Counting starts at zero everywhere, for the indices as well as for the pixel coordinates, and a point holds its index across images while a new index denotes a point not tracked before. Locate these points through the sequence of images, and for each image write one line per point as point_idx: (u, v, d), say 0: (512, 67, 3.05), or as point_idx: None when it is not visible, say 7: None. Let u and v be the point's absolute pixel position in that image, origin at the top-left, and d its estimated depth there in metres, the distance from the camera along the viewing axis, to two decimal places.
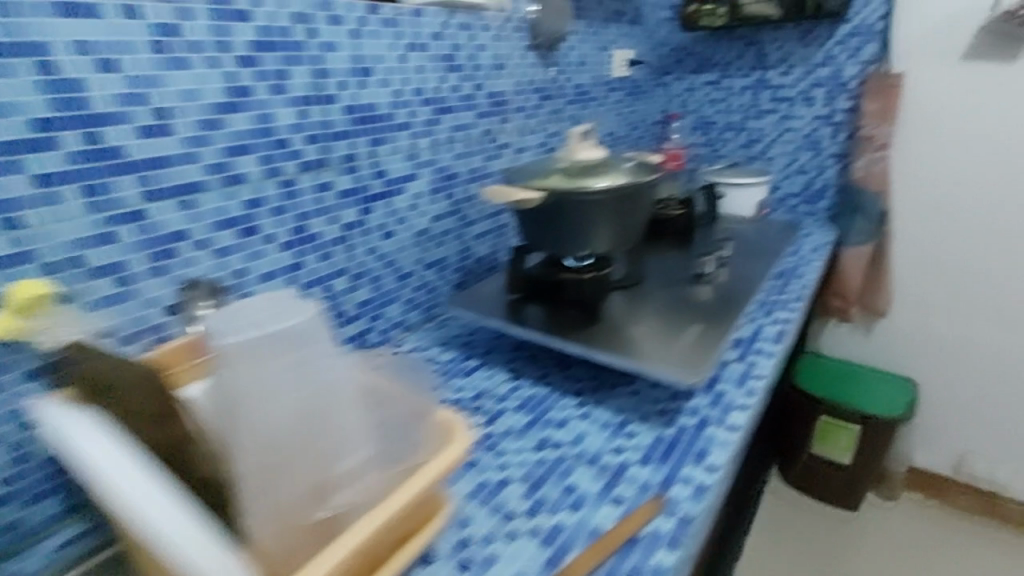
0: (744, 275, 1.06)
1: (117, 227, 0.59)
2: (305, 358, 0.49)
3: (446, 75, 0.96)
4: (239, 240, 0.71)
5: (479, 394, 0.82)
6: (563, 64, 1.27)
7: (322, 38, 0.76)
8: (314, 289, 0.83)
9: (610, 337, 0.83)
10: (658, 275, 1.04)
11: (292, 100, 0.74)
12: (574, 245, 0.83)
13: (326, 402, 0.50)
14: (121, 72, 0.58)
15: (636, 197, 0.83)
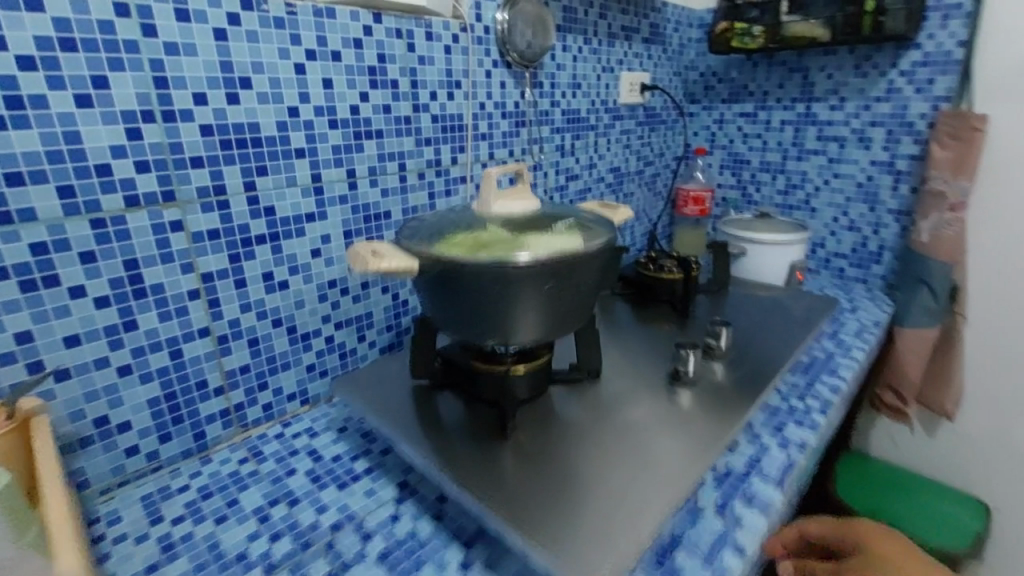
0: (746, 375, 0.78)
1: None
2: None
3: (368, 91, 0.77)
4: (22, 293, 0.55)
5: (338, 516, 0.61)
6: (547, 84, 1.05)
7: (167, 38, 0.58)
8: (152, 353, 0.66)
9: (520, 466, 0.60)
10: (626, 372, 0.79)
11: (115, 114, 0.56)
12: (486, 329, 0.60)
13: None
14: None
15: (575, 274, 0.60)
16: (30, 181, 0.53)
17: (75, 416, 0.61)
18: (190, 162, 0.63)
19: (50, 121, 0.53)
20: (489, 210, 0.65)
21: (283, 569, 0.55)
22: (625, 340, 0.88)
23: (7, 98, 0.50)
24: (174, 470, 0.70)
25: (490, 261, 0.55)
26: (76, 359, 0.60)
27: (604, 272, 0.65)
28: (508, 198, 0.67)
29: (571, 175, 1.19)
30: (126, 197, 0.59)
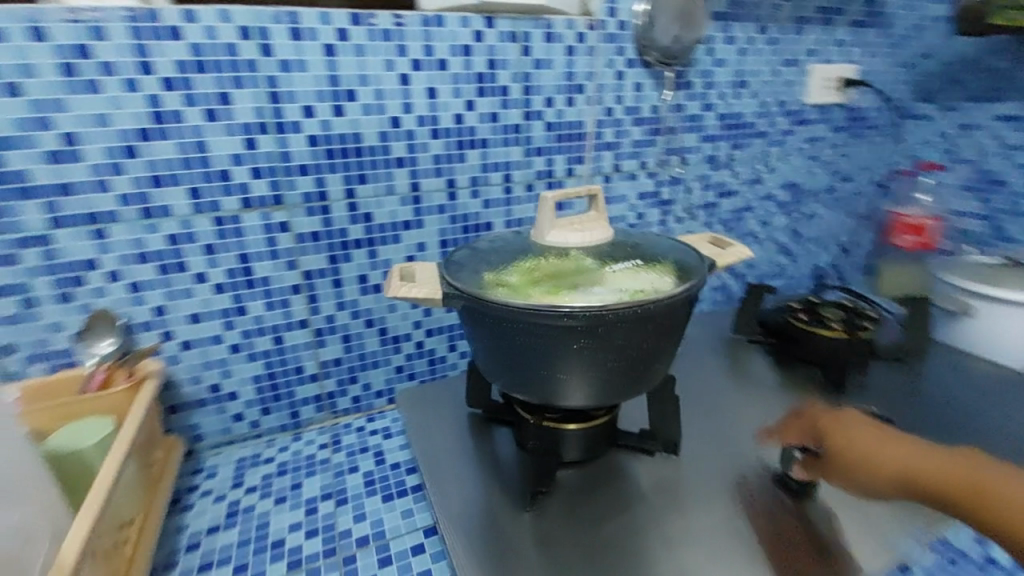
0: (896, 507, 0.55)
1: (17, 250, 0.61)
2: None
3: (474, 99, 0.74)
4: (160, 275, 0.67)
5: (368, 530, 0.61)
6: (698, 85, 0.90)
7: (282, 55, 0.63)
8: (258, 337, 0.74)
9: (524, 539, 0.52)
10: (717, 454, 0.63)
11: (236, 127, 0.64)
12: (527, 379, 0.53)
13: None
14: (20, 96, 0.56)
15: (636, 327, 0.51)
16: (170, 184, 0.64)
17: (195, 380, 0.73)
18: (297, 169, 0.68)
19: (185, 133, 0.63)
20: (541, 234, 0.58)
21: (301, 569, 0.57)
22: (734, 409, 0.71)
23: (153, 118, 0.61)
24: (270, 440, 0.79)
25: (525, 304, 0.48)
26: (199, 333, 0.71)
27: (671, 330, 0.54)
28: (567, 222, 0.59)
29: (724, 192, 1.00)
30: (242, 199, 0.67)
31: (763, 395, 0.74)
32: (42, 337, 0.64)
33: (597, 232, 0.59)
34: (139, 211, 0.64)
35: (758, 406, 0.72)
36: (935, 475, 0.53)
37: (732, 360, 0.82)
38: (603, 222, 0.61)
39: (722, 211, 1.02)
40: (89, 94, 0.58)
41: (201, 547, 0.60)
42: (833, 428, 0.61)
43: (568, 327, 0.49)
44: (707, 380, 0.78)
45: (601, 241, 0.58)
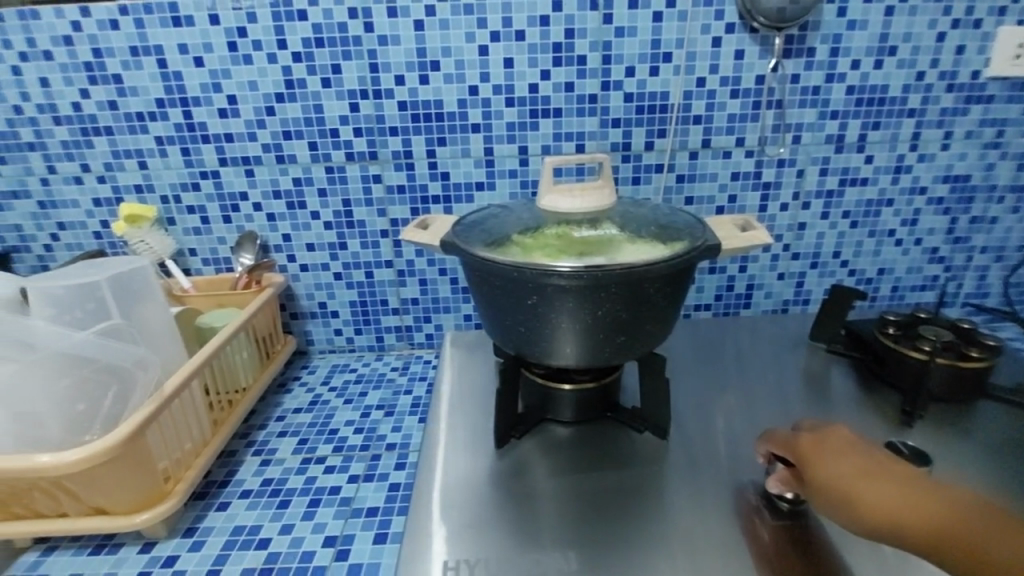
0: (886, 549, 0.48)
1: (199, 180, 0.84)
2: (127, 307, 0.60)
3: (550, 69, 0.78)
4: (288, 209, 0.86)
5: (398, 439, 0.73)
6: (821, 52, 0.79)
7: (381, 31, 0.76)
8: (354, 269, 0.90)
9: (488, 467, 0.60)
10: (714, 449, 0.61)
11: (344, 93, 0.79)
12: (523, 335, 0.52)
13: (108, 351, 0.55)
14: (204, 67, 0.78)
15: (627, 293, 0.47)
16: (299, 138, 0.82)
17: (308, 296, 0.92)
18: (390, 130, 0.81)
19: (310, 97, 0.79)
20: (539, 195, 0.60)
21: (341, 454, 0.71)
22: (760, 412, 0.67)
23: (289, 84, 0.79)
24: (359, 355, 0.95)
25: (501, 260, 0.48)
26: (312, 258, 0.89)
27: (671, 296, 0.50)
28: (567, 186, 0.60)
29: (850, 178, 0.86)
30: (348, 153, 0.82)
31: (807, 405, 0.67)
32: (216, 245, 0.88)
33: (592, 201, 0.59)
34: (275, 158, 0.83)
35: (792, 415, 0.66)
36: (926, 536, 0.43)
37: (796, 366, 0.75)
38: (608, 191, 0.60)
39: (845, 202, 0.88)
40: (251, 66, 0.78)
41: (285, 420, 0.78)
42: (813, 450, 0.51)
43: (552, 286, 0.47)
44: (752, 379, 0.73)
45: (595, 210, 0.58)
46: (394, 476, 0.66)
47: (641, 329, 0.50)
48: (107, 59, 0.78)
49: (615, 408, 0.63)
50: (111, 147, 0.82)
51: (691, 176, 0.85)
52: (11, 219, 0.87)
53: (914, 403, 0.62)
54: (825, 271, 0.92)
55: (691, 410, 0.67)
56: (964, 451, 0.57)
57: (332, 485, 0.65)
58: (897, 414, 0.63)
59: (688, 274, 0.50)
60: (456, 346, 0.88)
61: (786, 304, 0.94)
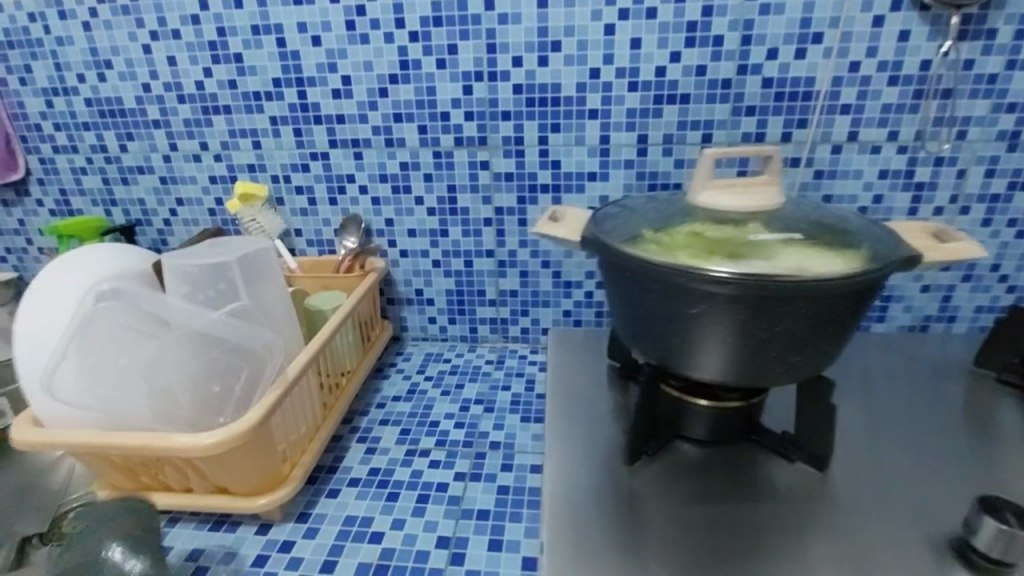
0: None
1: (310, 161, 0.84)
2: (252, 285, 0.60)
3: (681, 50, 0.72)
4: (393, 193, 0.84)
5: (501, 438, 0.70)
6: (1005, 34, 0.68)
7: (502, 9, 0.72)
8: (454, 257, 0.88)
9: (611, 482, 0.56)
10: (879, 486, 0.54)
11: (458, 75, 0.76)
12: (673, 347, 0.47)
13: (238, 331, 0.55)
14: (321, 47, 0.77)
15: (812, 308, 0.41)
16: (410, 120, 0.80)
17: (406, 283, 0.90)
18: (501, 114, 0.78)
19: (424, 78, 0.77)
20: (693, 192, 0.55)
21: (444, 448, 0.69)
22: (925, 447, 0.59)
23: (403, 65, 0.77)
24: (453, 345, 0.93)
25: (664, 261, 0.43)
26: (413, 244, 0.87)
27: (857, 314, 0.43)
28: (726, 182, 0.54)
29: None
30: (457, 138, 0.80)
31: (979, 446, 0.59)
32: (321, 227, 0.88)
33: (759, 198, 0.53)
34: (385, 141, 0.81)
35: (968, 456, 0.58)
36: None
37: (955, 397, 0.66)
38: (775, 189, 0.54)
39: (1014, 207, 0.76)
40: (367, 44, 0.76)
41: (386, 407, 0.78)
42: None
43: (722, 295, 0.41)
44: (905, 407, 0.65)
45: (760, 208, 0.52)
46: (501, 478, 0.63)
47: (817, 351, 0.44)
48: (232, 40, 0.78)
49: (759, 431, 0.58)
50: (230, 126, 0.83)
51: (829, 172, 0.76)
52: (135, 193, 0.90)
53: None
54: (980, 285, 0.80)
55: (844, 437, 0.60)
56: None
57: (440, 481, 0.64)
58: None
59: (875, 289, 0.43)
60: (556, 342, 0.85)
61: (926, 320, 0.83)
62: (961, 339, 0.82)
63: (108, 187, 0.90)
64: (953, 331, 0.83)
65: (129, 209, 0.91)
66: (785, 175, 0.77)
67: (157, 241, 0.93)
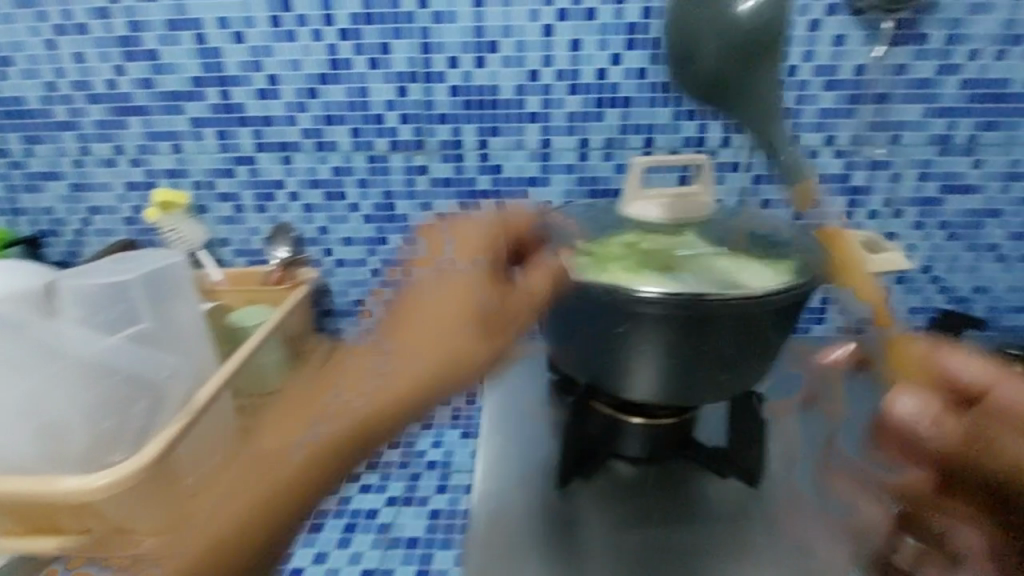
0: None
1: (235, 166, 0.78)
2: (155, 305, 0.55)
3: (621, 53, 0.70)
4: (326, 200, 0.80)
5: (439, 457, 0.67)
6: (935, 40, 0.69)
7: (436, 6, 0.69)
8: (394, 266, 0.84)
9: (542, 504, 0.55)
10: (810, 501, 0.54)
11: (392, 75, 0.72)
12: (602, 366, 0.44)
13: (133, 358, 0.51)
14: (244, 43, 0.72)
15: (739, 326, 0.40)
16: (341, 123, 0.75)
17: (343, 293, 0.85)
18: (438, 117, 0.74)
19: (355, 78, 0.73)
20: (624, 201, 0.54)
21: (376, 471, 0.66)
22: (853, 457, 0.60)
23: (331, 64, 0.72)
24: None
25: (588, 277, 0.40)
26: (350, 253, 0.83)
27: (783, 331, 0.42)
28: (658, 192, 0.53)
29: (955, 184, 0.76)
30: (392, 142, 0.76)
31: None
32: (250, 236, 0.82)
33: (689, 211, 0.52)
34: (315, 145, 0.76)
35: None
36: None
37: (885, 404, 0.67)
38: (705, 199, 0.53)
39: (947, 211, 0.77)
40: (292, 41, 0.71)
41: None
42: None
43: (647, 314, 0.39)
44: (840, 415, 0.65)
45: (689, 219, 0.52)
46: (434, 501, 0.60)
47: (745, 368, 0.43)
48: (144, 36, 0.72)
49: (692, 448, 0.58)
50: (145, 128, 0.77)
51: (769, 177, 0.76)
52: (41, 200, 0.82)
53: None
54: (912, 287, 0.81)
55: (775, 451, 0.61)
56: None
57: (369, 508, 0.60)
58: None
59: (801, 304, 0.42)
60: None
61: (862, 322, 0.83)
62: (896, 341, 0.83)
63: (10, 194, 0.82)
64: None
65: (35, 217, 0.84)
66: (727, 180, 0.76)
67: (68, 252, 0.86)
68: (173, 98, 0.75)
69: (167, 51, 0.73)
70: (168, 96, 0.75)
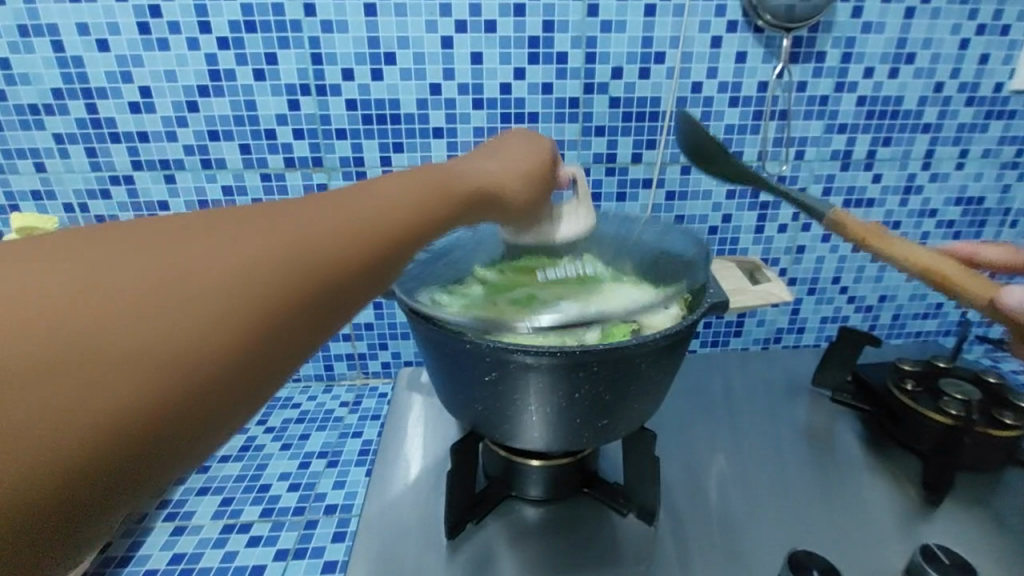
0: None
1: (110, 186, 0.71)
2: None
3: (525, 67, 0.68)
4: None
5: (340, 500, 0.62)
6: (831, 58, 0.70)
7: (325, 15, 0.64)
8: None
9: (433, 559, 0.52)
10: (707, 534, 0.54)
11: (282, 88, 0.67)
12: (487, 412, 0.43)
13: None
14: (110, 52, 0.65)
15: (614, 369, 0.39)
16: (229, 138, 0.69)
17: None
18: (336, 132, 0.69)
19: (242, 91, 0.67)
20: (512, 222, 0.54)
21: (270, 519, 0.60)
22: (755, 482, 0.60)
23: (213, 77, 0.66)
24: (305, 386, 0.82)
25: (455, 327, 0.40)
26: None
27: (662, 371, 0.42)
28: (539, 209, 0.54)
29: (856, 197, 0.78)
30: (287, 158, 0.70)
31: (805, 477, 0.61)
32: None
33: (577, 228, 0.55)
34: (201, 163, 0.70)
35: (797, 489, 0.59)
36: None
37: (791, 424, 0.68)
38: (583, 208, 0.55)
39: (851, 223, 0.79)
40: (167, 51, 0.65)
41: (209, 472, 0.66)
42: None
43: (522, 360, 0.39)
44: (745, 438, 0.66)
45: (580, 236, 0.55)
46: (329, 552, 0.56)
47: (627, 409, 0.43)
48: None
49: (595, 484, 0.56)
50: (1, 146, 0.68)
51: (680, 192, 0.75)
52: None
53: (938, 475, 0.58)
54: (823, 298, 0.82)
55: (682, 480, 0.60)
56: (981, 536, 0.54)
57: (255, 564, 0.55)
58: (916, 487, 0.59)
59: (679, 344, 0.42)
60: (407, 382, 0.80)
61: (779, 333, 0.83)
62: (810, 352, 0.84)
63: None
64: (801, 346, 0.84)
65: None
66: (640, 195, 0.75)
67: None
68: (31, 113, 0.67)
69: (21, 59, 0.65)
70: (25, 109, 0.67)
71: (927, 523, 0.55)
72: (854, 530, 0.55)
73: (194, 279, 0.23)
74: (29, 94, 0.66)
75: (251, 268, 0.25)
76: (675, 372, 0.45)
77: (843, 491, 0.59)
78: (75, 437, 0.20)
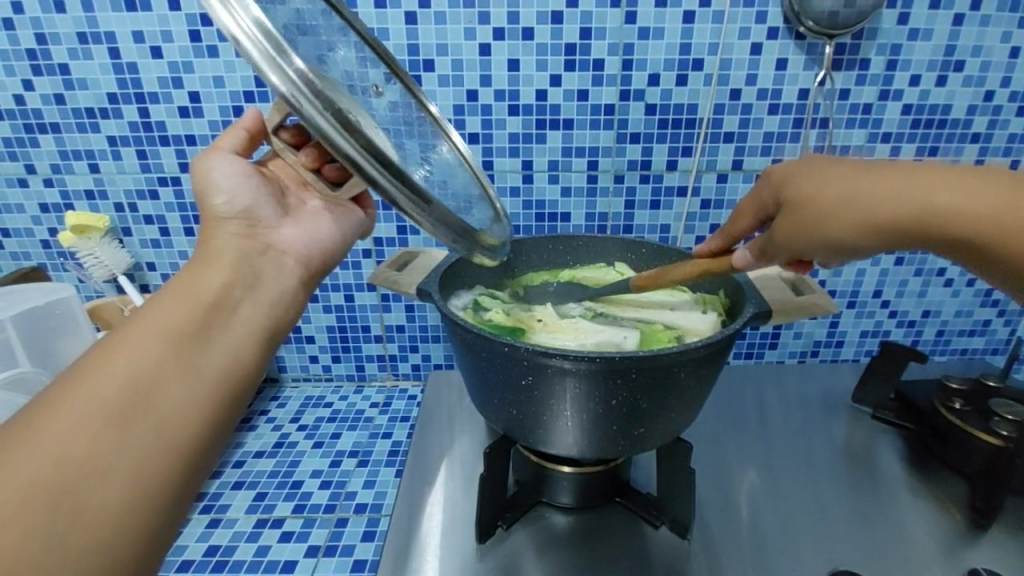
0: None
1: (158, 187, 0.74)
2: None
3: (561, 74, 0.68)
4: None
5: (369, 499, 0.63)
6: (876, 65, 0.68)
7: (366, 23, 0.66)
8: (333, 292, 0.78)
9: (463, 565, 0.52)
10: (739, 553, 0.53)
11: None
12: (522, 417, 0.43)
13: None
14: (162, 59, 0.68)
15: (652, 381, 0.39)
16: None
17: None
18: None
19: None
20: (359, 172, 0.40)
21: (301, 516, 0.61)
22: (791, 499, 0.59)
23: (257, 82, 0.68)
24: (337, 386, 0.84)
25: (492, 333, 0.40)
26: None
27: (702, 383, 0.42)
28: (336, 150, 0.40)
29: None
30: None
31: (845, 497, 0.59)
32: (177, 260, 0.78)
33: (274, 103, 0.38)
34: None
35: (836, 509, 0.57)
36: None
37: (828, 442, 0.66)
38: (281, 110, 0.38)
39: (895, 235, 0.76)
40: (215, 59, 0.67)
41: (243, 467, 0.68)
42: None
43: (559, 367, 0.39)
44: (782, 454, 0.65)
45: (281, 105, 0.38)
46: (359, 551, 0.57)
47: (664, 421, 0.42)
48: (54, 50, 0.67)
49: (625, 494, 0.56)
50: (59, 146, 0.72)
51: (716, 200, 0.74)
52: None
53: (987, 499, 0.56)
54: (864, 311, 0.79)
55: (716, 494, 0.59)
56: None
57: (287, 559, 0.56)
58: (964, 512, 0.56)
59: (719, 357, 0.42)
60: (437, 383, 0.80)
61: (816, 346, 0.81)
62: (849, 366, 0.82)
63: None
64: (839, 360, 0.82)
65: None
66: (674, 201, 0.74)
67: None
68: (88, 116, 0.70)
69: (80, 65, 0.68)
70: (81, 112, 0.70)
71: (974, 550, 0.53)
72: (896, 554, 0.53)
73: (99, 415, 0.30)
74: (87, 99, 0.70)
75: (147, 356, 0.33)
76: (713, 382, 0.45)
77: (885, 512, 0.57)
78: (181, 467, 0.32)
